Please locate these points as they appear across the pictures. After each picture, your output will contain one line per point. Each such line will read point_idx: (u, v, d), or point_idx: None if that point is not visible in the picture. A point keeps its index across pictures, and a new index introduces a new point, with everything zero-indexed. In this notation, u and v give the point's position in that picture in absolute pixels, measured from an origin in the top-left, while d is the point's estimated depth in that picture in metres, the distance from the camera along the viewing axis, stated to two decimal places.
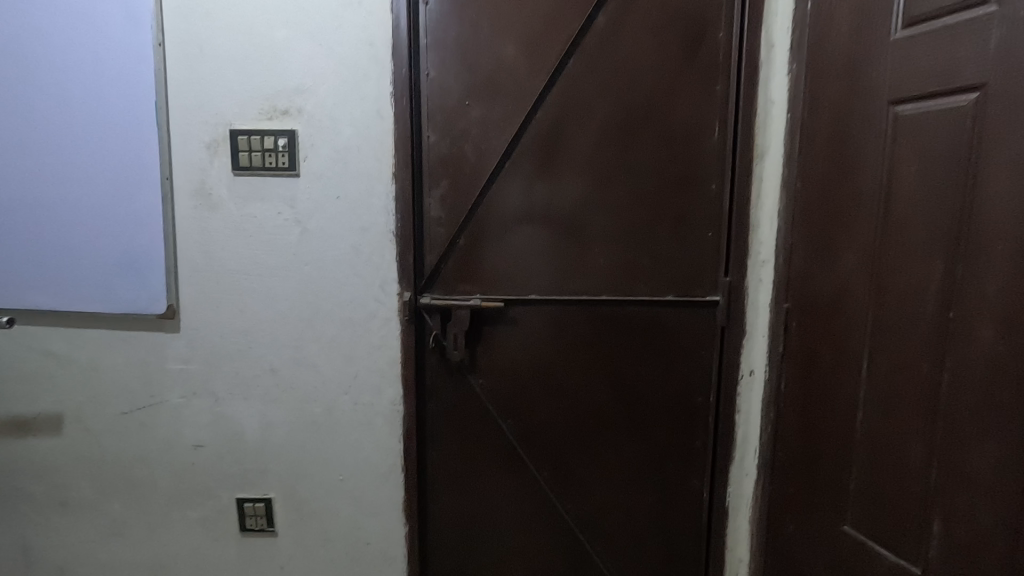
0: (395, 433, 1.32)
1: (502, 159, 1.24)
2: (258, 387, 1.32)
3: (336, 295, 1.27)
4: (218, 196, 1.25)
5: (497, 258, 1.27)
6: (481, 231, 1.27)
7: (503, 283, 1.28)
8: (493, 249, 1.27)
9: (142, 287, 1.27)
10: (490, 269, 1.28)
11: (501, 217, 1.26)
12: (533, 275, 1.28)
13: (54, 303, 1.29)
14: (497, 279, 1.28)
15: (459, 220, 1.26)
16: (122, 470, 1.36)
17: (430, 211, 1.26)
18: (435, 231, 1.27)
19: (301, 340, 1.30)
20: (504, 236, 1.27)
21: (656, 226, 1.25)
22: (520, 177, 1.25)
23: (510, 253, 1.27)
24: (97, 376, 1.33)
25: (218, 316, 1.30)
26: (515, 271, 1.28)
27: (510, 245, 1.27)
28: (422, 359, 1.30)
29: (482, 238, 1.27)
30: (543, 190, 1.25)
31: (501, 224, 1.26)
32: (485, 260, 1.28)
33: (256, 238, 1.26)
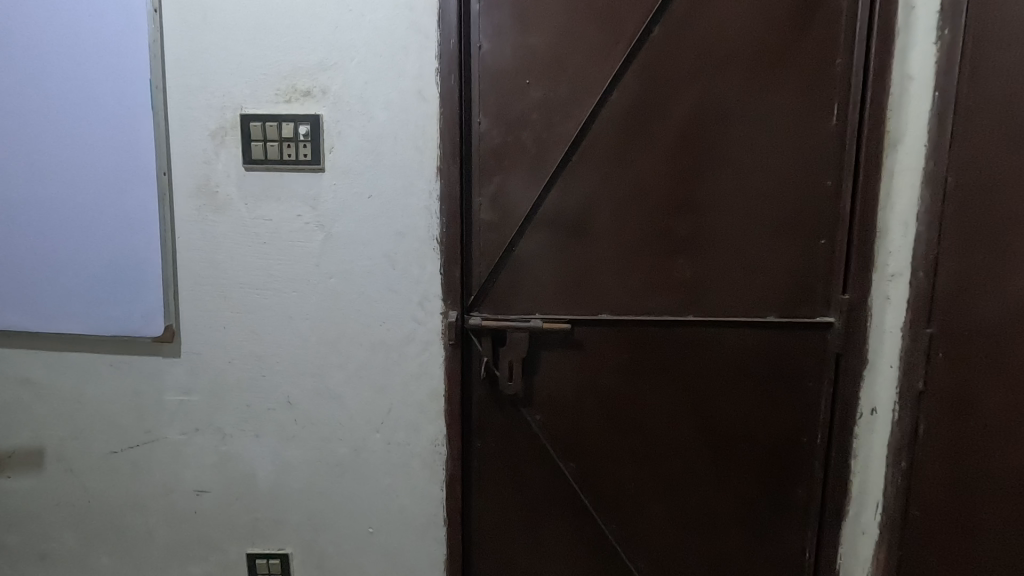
0: (435, 478, 1.11)
1: (567, 151, 1.03)
2: (273, 423, 1.11)
3: (367, 314, 1.06)
4: (225, 194, 1.04)
5: (559, 272, 1.06)
6: (540, 239, 1.05)
7: (566, 301, 1.07)
8: (554, 260, 1.06)
9: (133, 304, 1.06)
10: (550, 284, 1.07)
11: (564, 223, 1.05)
12: (601, 292, 1.06)
13: (30, 322, 1.08)
14: (559, 296, 1.07)
15: (515, 226, 1.05)
16: (113, 517, 1.16)
17: (480, 213, 1.05)
18: (486, 238, 1.06)
19: (325, 367, 1.08)
20: (568, 245, 1.05)
21: (752, 233, 1.03)
22: (588, 174, 1.04)
23: (574, 266, 1.06)
24: (82, 407, 1.12)
25: (225, 338, 1.08)
26: (580, 287, 1.06)
27: (574, 256, 1.06)
28: (467, 391, 1.09)
29: (542, 247, 1.06)
30: (615, 190, 1.04)
31: (565, 229, 1.05)
32: (545, 273, 1.06)
33: (271, 245, 1.05)
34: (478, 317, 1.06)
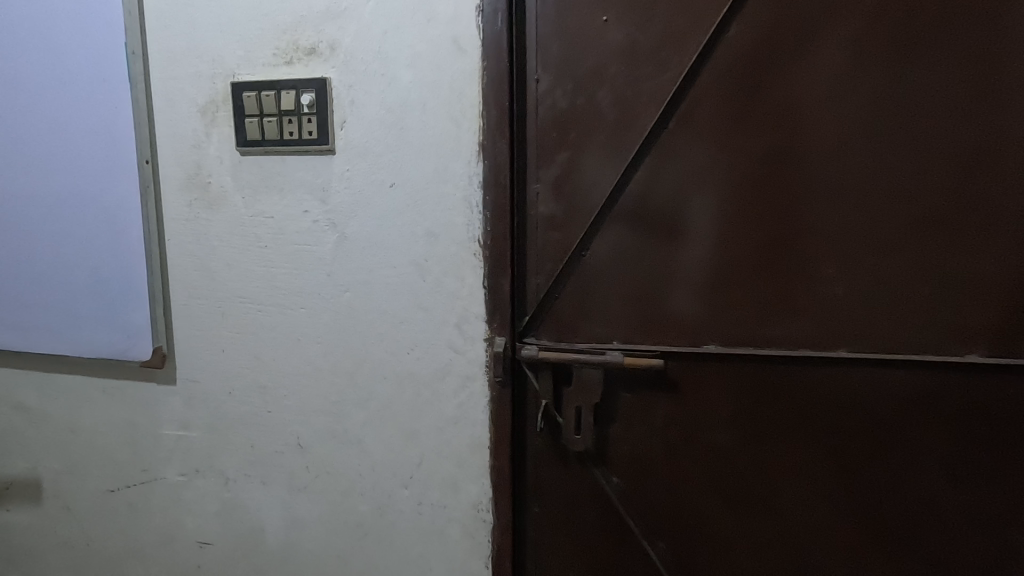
0: (478, 552, 0.85)
1: (660, 119, 0.73)
2: (283, 469, 0.89)
3: (391, 339, 0.82)
4: (219, 186, 0.83)
5: (645, 287, 0.77)
6: (620, 243, 0.77)
7: (654, 328, 0.78)
8: (639, 270, 0.77)
9: (119, 321, 0.88)
10: (633, 305, 0.78)
11: (654, 221, 0.75)
12: (705, 316, 0.76)
13: (16, 340, 0.93)
14: (645, 320, 0.78)
15: (586, 226, 0.77)
16: (114, 564, 1.00)
17: (538, 206, 0.78)
18: (546, 241, 0.79)
19: (341, 404, 0.85)
20: (660, 251, 0.76)
21: (943, 232, 0.69)
22: (690, 150, 0.73)
23: (668, 280, 0.76)
24: (75, 438, 0.97)
25: (225, 364, 0.88)
26: (675, 309, 0.77)
27: (668, 266, 0.76)
28: (520, 444, 0.83)
29: (623, 254, 0.77)
30: (730, 172, 0.73)
31: (657, 227, 0.75)
32: (625, 290, 0.78)
33: (273, 250, 0.83)
34: (534, 348, 0.79)
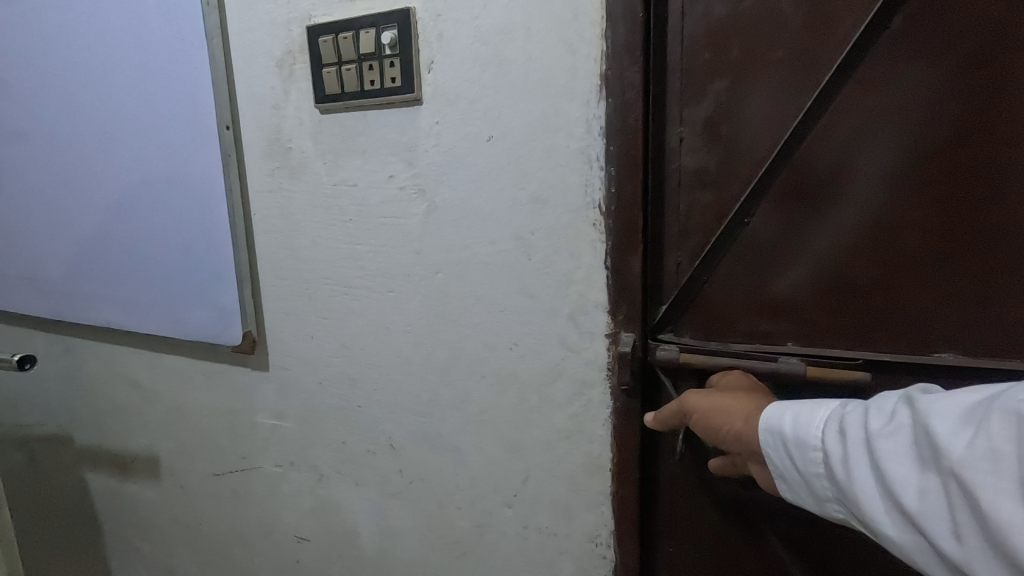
0: None
1: (870, 28, 0.50)
2: (375, 471, 0.80)
3: (489, 330, 0.67)
4: (300, 152, 0.73)
5: (834, 274, 0.55)
6: (796, 214, 0.55)
7: (847, 331, 0.55)
8: (820, 252, 0.55)
9: (211, 303, 0.83)
10: (814, 299, 0.56)
11: (851, 182, 0.53)
12: (931, 317, 0.52)
13: (127, 320, 0.93)
14: (832, 321, 0.56)
15: (747, 189, 0.56)
16: (223, 547, 0.99)
17: (683, 157, 0.58)
18: (693, 205, 0.59)
19: (435, 404, 0.73)
20: (858, 224, 0.53)
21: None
22: (915, 75, 0.49)
23: (870, 265, 0.53)
24: (184, 420, 0.95)
25: (313, 352, 0.80)
26: (880, 306, 0.54)
27: (871, 246, 0.53)
28: (651, 467, 0.65)
29: (799, 229, 0.55)
30: (986, 101, 0.47)
31: (852, 191, 0.53)
32: (802, 279, 0.56)
33: (358, 224, 0.72)
34: (674, 350, 0.60)
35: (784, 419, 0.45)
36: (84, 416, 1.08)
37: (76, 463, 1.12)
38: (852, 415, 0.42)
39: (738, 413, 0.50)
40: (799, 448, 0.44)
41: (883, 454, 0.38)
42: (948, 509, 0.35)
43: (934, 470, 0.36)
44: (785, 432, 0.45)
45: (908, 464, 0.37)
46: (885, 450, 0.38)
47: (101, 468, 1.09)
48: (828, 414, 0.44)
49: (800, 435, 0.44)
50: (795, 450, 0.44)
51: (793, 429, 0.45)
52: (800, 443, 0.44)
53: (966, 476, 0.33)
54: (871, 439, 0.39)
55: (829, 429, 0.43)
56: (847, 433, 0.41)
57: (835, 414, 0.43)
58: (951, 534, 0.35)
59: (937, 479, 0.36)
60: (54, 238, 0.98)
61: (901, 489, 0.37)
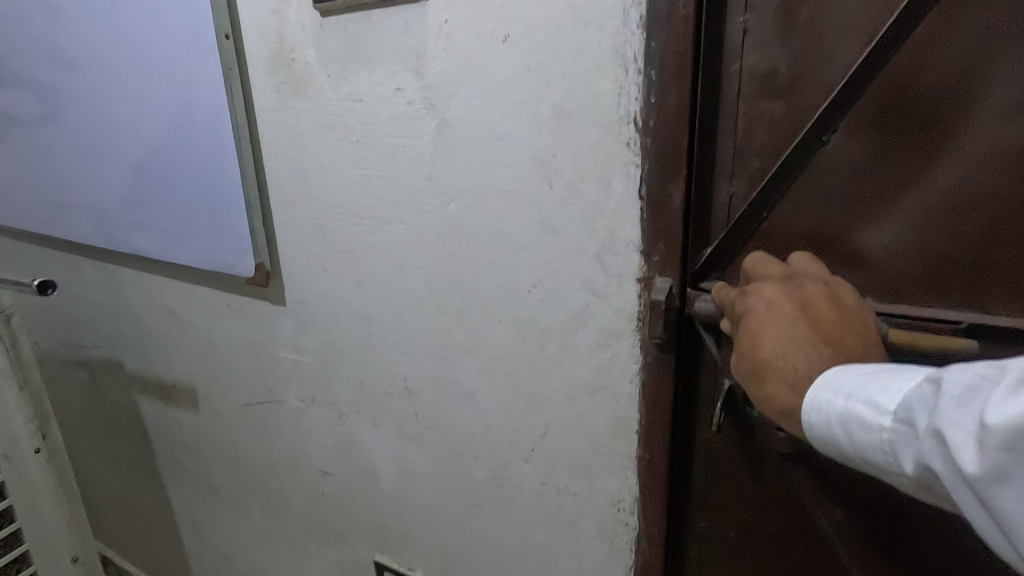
0: (616, 560, 0.63)
1: None
2: (391, 413, 0.76)
3: (506, 269, 0.59)
4: (304, 64, 0.65)
5: (931, 222, 0.43)
6: (903, 146, 0.43)
7: (963, 293, 0.43)
8: (913, 192, 0.43)
9: (225, 234, 0.79)
10: (920, 252, 0.44)
11: (989, 97, 0.39)
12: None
13: (154, 248, 0.92)
14: (943, 280, 0.44)
15: (828, 101, 0.43)
16: (256, 472, 1.01)
17: (747, 56, 0.46)
18: (756, 119, 0.47)
19: (449, 348, 0.67)
20: (995, 156, 0.40)
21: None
22: None
23: (977, 215, 0.41)
24: (215, 349, 0.95)
25: (327, 287, 0.75)
26: (987, 266, 0.42)
27: (1010, 185, 0.40)
28: (683, 459, 0.58)
29: (907, 164, 0.43)
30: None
31: (970, 114, 0.40)
32: (908, 226, 0.44)
33: (366, 146, 0.64)
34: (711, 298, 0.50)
35: (833, 427, 0.38)
36: (130, 341, 1.11)
37: (128, 385, 1.17)
38: (920, 425, 0.33)
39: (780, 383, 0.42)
40: (865, 453, 0.37)
41: (981, 494, 0.30)
42: None
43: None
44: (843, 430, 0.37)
45: (1018, 500, 0.29)
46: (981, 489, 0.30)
47: (149, 391, 1.13)
48: (891, 420, 0.35)
49: (862, 444, 0.37)
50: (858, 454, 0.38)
51: (845, 434, 0.38)
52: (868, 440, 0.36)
53: None
54: (950, 465, 0.31)
55: (897, 438, 0.35)
56: (922, 457, 0.33)
57: (901, 417, 0.34)
58: None
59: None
60: (89, 166, 0.97)
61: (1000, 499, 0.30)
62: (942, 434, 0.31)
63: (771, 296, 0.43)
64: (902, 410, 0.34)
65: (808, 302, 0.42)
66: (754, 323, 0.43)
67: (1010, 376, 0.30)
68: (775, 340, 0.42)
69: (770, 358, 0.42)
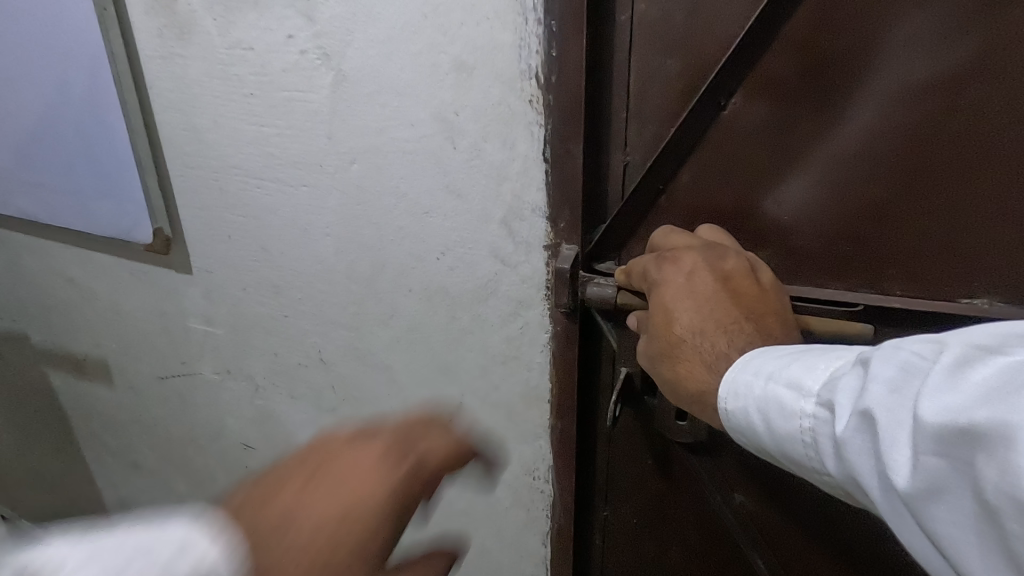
0: (534, 526, 0.63)
1: None
2: (308, 384, 0.73)
3: (413, 235, 0.56)
4: (185, 4, 0.58)
5: (811, 182, 0.45)
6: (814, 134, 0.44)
7: (871, 274, 0.46)
8: (796, 153, 0.44)
9: (117, 196, 0.72)
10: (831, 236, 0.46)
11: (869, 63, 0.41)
12: (983, 255, 0.42)
13: (39, 213, 0.82)
14: (853, 261, 0.46)
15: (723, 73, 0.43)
16: (179, 447, 0.97)
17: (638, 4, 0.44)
18: (649, 78, 0.46)
19: (361, 319, 0.64)
20: (881, 120, 0.42)
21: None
22: None
23: (850, 175, 0.44)
24: (123, 321, 0.89)
25: (235, 253, 0.70)
26: (857, 224, 0.45)
27: (894, 148, 0.42)
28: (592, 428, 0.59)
29: (818, 152, 0.44)
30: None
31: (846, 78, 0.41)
32: (822, 212, 0.46)
33: (260, 100, 0.58)
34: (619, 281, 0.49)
35: (750, 411, 0.38)
36: (32, 313, 1.03)
37: (36, 359, 1.09)
38: (842, 408, 0.31)
39: (695, 361, 0.42)
40: (784, 444, 0.36)
41: (912, 502, 0.27)
42: (983, 525, 0.24)
43: (958, 474, 0.25)
44: (761, 415, 0.37)
45: (947, 510, 0.26)
46: (904, 488, 0.27)
47: (60, 365, 1.06)
48: (813, 403, 0.34)
49: (782, 433, 0.36)
50: (779, 446, 0.36)
51: (762, 417, 0.37)
52: (787, 426, 0.35)
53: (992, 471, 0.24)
54: (876, 460, 0.29)
55: (817, 424, 0.33)
56: (845, 453, 0.31)
57: (822, 399, 0.33)
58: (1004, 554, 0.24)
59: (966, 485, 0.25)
60: None
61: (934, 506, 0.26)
62: (871, 417, 0.29)
63: (690, 267, 0.43)
64: (824, 391, 0.33)
65: (728, 277, 0.43)
66: (672, 296, 0.43)
67: (946, 355, 0.28)
68: (690, 315, 0.42)
69: (685, 335, 0.43)
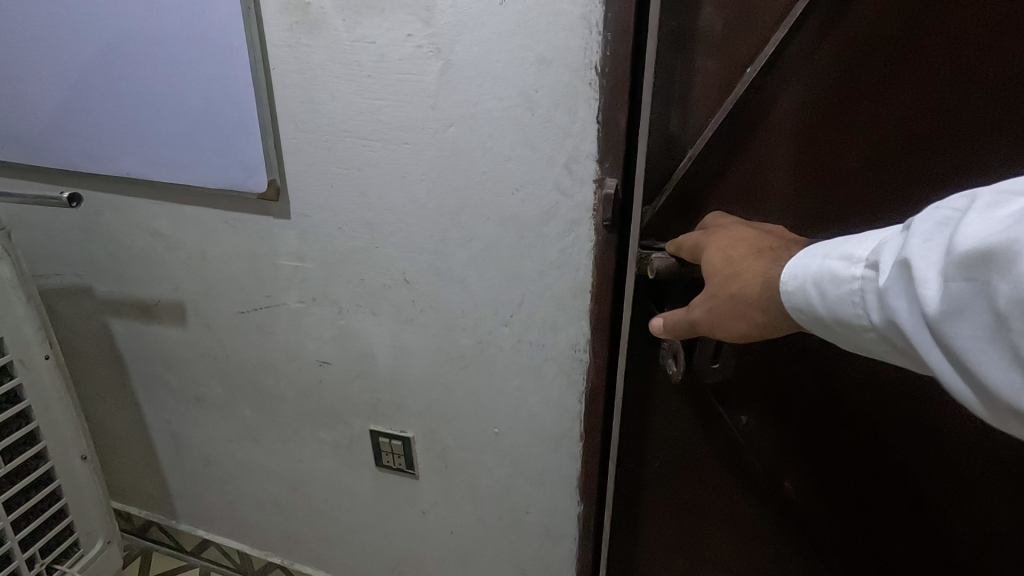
0: (573, 389, 0.89)
1: None
2: (389, 302, 0.95)
3: (494, 178, 0.79)
4: (319, 7, 0.78)
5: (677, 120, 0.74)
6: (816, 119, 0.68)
7: (868, 217, 0.68)
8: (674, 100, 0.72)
9: (236, 154, 0.90)
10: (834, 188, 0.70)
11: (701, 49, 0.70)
12: (864, 202, 0.68)
13: (147, 171, 0.99)
14: (744, 205, 0.75)
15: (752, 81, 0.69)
16: (248, 375, 1.15)
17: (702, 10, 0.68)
18: (681, 81, 0.72)
19: (445, 244, 0.87)
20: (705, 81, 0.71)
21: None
22: None
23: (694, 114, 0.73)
24: (207, 266, 1.06)
25: (335, 200, 0.90)
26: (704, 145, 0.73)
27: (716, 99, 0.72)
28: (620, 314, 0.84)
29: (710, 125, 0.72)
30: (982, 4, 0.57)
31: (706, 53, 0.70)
32: (827, 174, 0.70)
33: (377, 80, 0.80)
34: (668, 253, 0.71)
35: (806, 288, 0.48)
36: (102, 267, 1.16)
37: (98, 311, 1.23)
38: (886, 262, 0.42)
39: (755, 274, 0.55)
40: (836, 308, 0.46)
41: (938, 323, 0.38)
42: (995, 326, 0.35)
43: (980, 293, 0.36)
44: (811, 287, 0.48)
45: (962, 322, 0.37)
46: (933, 310, 0.38)
47: (124, 313, 1.20)
48: (862, 268, 0.45)
49: (835, 297, 0.46)
50: (830, 311, 0.46)
51: (817, 288, 0.47)
52: (837, 289, 0.46)
53: (1002, 278, 0.34)
54: (914, 295, 0.40)
55: (865, 282, 0.44)
56: (886, 297, 0.42)
57: (870, 261, 0.44)
58: (1008, 339, 0.35)
59: (982, 300, 0.36)
60: (55, 95, 0.99)
61: (956, 324, 0.37)
62: (909, 263, 0.40)
63: (739, 231, 0.62)
64: (871, 255, 0.44)
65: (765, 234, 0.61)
66: (722, 241, 0.61)
67: (978, 204, 0.38)
68: (743, 248, 0.58)
69: (743, 257, 0.57)
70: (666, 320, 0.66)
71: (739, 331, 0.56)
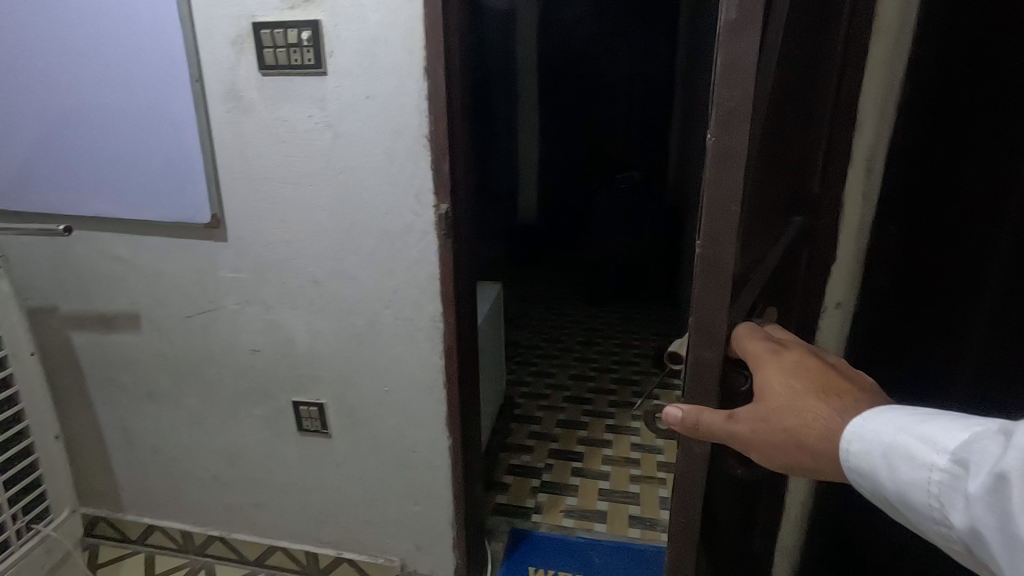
0: (436, 350, 1.29)
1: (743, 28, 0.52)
2: (304, 297, 1.32)
3: (372, 206, 1.20)
4: (248, 97, 1.18)
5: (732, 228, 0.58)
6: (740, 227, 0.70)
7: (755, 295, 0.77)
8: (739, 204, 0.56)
9: (187, 195, 1.27)
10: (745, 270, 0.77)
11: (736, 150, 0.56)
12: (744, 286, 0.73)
13: (113, 211, 1.33)
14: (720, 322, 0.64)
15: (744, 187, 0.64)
16: (194, 367, 1.46)
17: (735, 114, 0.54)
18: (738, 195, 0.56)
19: (342, 253, 1.26)
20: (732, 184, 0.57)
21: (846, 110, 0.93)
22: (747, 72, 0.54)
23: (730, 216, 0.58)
24: (161, 281, 1.39)
25: (262, 226, 1.28)
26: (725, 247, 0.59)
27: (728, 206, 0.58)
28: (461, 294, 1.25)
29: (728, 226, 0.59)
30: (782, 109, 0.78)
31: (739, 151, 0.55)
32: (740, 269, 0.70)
33: (289, 143, 1.20)
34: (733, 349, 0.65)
35: (874, 454, 0.51)
36: (69, 288, 1.46)
37: (62, 326, 1.51)
38: (978, 467, 0.45)
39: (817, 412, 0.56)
40: (907, 488, 0.49)
41: None
42: None
43: None
44: (877, 454, 0.51)
45: None
46: None
47: (86, 326, 1.49)
48: (947, 461, 0.47)
49: (909, 479, 0.49)
50: (901, 490, 0.50)
51: (887, 462, 0.50)
52: (915, 474, 0.48)
53: None
54: (1005, 514, 0.42)
55: (946, 475, 0.47)
56: (972, 502, 0.45)
57: (956, 457, 0.46)
58: None
59: None
60: (40, 156, 1.32)
61: None
62: (1006, 478, 0.42)
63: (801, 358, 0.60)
64: (958, 451, 0.46)
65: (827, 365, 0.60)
66: (784, 368, 0.59)
67: None
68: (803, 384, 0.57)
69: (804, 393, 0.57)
70: (689, 417, 0.61)
71: (778, 461, 0.57)
